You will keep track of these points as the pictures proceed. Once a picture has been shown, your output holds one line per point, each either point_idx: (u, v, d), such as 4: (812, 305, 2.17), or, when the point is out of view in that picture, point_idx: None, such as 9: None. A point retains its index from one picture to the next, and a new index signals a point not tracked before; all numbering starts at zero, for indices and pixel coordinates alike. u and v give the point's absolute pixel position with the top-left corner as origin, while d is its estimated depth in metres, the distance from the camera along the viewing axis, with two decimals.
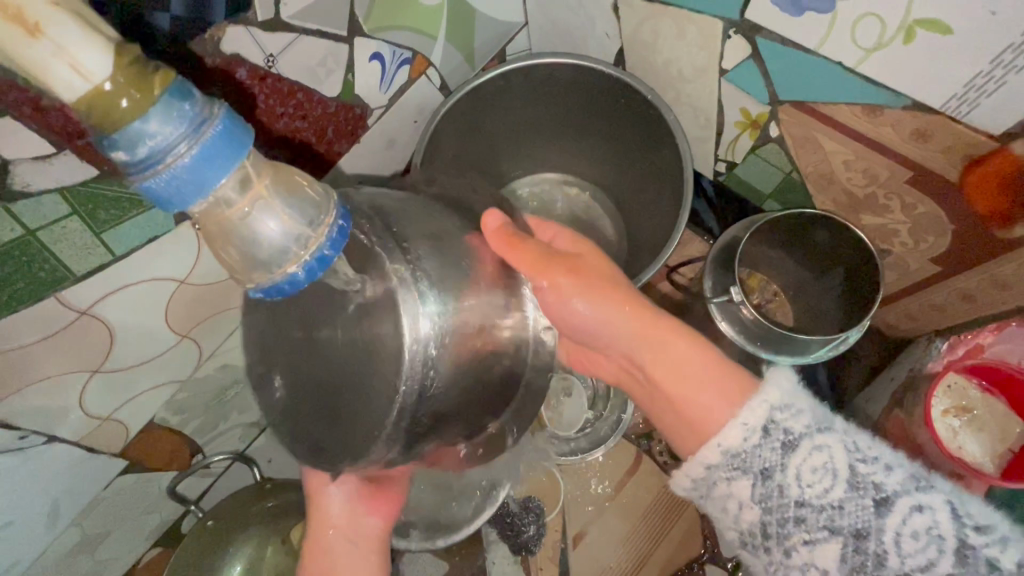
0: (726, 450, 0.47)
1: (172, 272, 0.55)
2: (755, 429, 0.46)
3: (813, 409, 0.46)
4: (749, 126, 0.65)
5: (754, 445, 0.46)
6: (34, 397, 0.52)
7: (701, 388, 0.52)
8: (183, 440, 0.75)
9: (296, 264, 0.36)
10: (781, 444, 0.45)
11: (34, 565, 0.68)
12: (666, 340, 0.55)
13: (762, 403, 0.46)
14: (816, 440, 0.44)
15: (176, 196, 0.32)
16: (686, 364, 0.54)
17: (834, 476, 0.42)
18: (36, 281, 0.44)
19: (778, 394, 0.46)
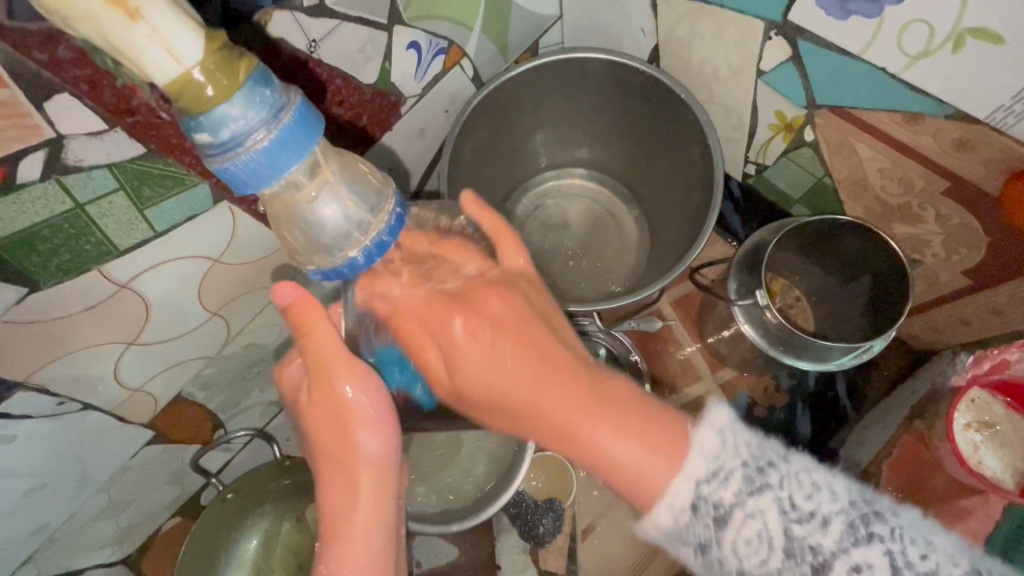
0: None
1: (207, 250, 0.56)
2: (775, 551, 0.40)
3: (744, 464, 0.41)
4: (782, 129, 0.65)
5: (686, 523, 0.42)
6: (73, 366, 0.54)
7: (615, 436, 0.43)
8: (207, 414, 0.77)
9: (355, 248, 0.41)
10: (811, 569, 0.39)
11: (63, 527, 0.71)
12: (589, 413, 0.44)
13: (775, 512, 0.40)
14: (852, 560, 0.38)
15: (253, 177, 0.35)
16: (600, 414, 0.44)
17: (769, 546, 0.40)
18: (81, 254, 0.46)
19: (800, 499, 0.40)
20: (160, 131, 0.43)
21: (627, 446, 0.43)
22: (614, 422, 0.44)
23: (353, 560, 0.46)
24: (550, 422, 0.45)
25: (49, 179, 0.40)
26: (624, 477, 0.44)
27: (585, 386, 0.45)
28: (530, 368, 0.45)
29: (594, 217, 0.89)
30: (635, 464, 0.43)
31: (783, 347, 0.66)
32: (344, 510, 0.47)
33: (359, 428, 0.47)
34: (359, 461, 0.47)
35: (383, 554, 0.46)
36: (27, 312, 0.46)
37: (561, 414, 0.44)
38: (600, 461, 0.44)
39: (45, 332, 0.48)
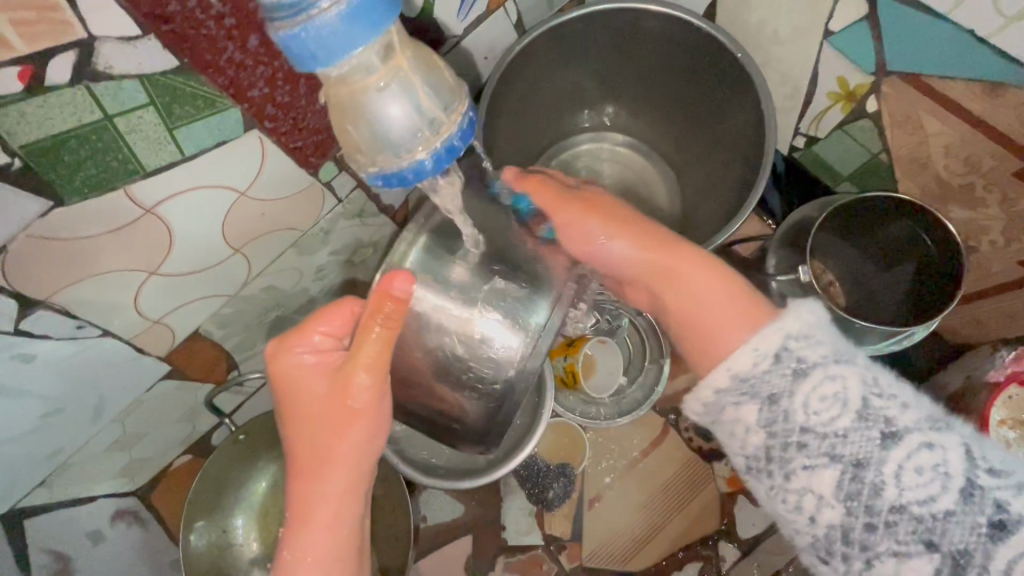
0: (735, 374, 0.46)
1: (234, 182, 0.54)
2: (767, 354, 0.45)
3: (841, 346, 0.45)
4: (842, 98, 0.62)
5: (763, 370, 0.45)
6: (93, 290, 0.52)
7: (728, 330, 0.49)
8: (223, 354, 0.76)
9: (423, 149, 0.41)
10: (880, 434, 0.41)
11: (77, 453, 0.71)
12: (683, 266, 0.54)
13: (778, 333, 0.46)
14: (929, 439, 0.40)
15: (322, 49, 0.35)
16: (713, 299, 0.52)
17: (844, 406, 0.42)
18: (108, 171, 0.44)
19: (862, 383, 0.43)
20: (194, 44, 0.41)
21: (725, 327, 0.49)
22: (708, 276, 0.54)
23: (322, 538, 0.49)
24: (681, 302, 0.54)
25: (77, 85, 0.38)
26: (699, 339, 0.51)
27: (680, 258, 0.55)
28: (655, 240, 0.56)
29: (627, 184, 0.86)
30: (708, 323, 0.51)
31: None
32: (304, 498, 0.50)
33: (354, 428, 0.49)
34: (344, 460, 0.50)
35: (343, 544, 0.50)
36: (50, 228, 0.44)
37: (666, 268, 0.55)
38: (686, 300, 0.54)
39: (67, 251, 0.47)
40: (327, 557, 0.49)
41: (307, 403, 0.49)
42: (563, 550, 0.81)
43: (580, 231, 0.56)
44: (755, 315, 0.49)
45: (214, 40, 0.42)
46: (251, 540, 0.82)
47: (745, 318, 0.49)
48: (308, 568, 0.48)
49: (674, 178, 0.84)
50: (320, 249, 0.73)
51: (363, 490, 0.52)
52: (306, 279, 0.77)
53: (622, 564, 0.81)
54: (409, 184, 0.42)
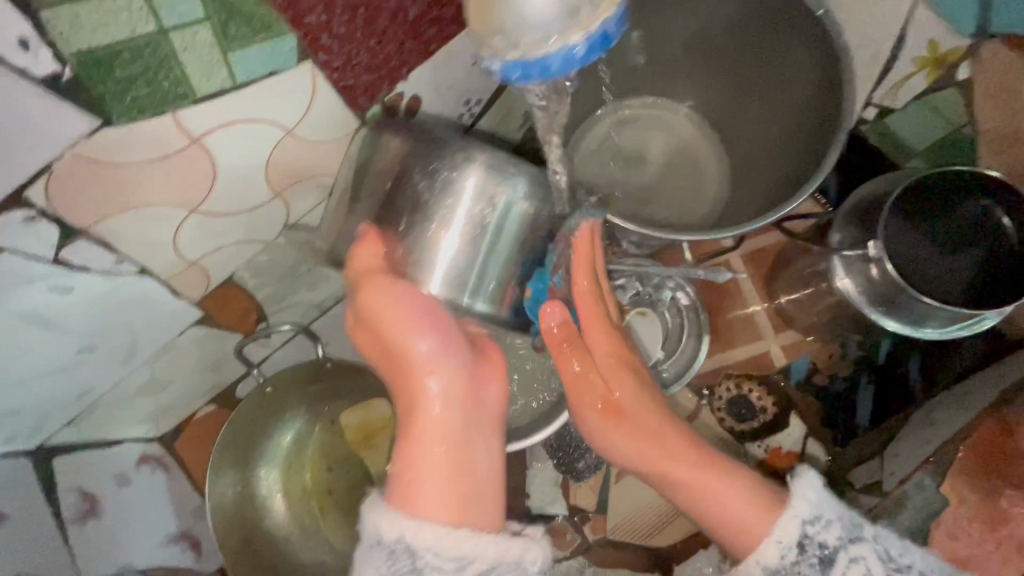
0: (765, 567, 0.52)
1: (282, 119, 0.51)
2: (792, 547, 0.51)
3: (838, 519, 0.52)
4: (931, 63, 0.61)
5: (792, 562, 0.51)
6: (134, 224, 0.50)
7: (720, 508, 0.54)
8: (253, 305, 0.75)
9: (575, 35, 0.42)
10: (817, 560, 0.51)
11: (106, 395, 0.70)
12: (713, 476, 0.55)
13: (793, 520, 0.52)
14: (851, 553, 0.51)
15: None
16: (706, 480, 0.55)
17: (867, 573, 0.50)
18: (158, 92, 0.41)
19: (807, 508, 0.52)
20: None
21: (747, 509, 0.53)
22: (722, 480, 0.55)
23: (427, 463, 0.48)
24: (678, 480, 0.56)
25: None
26: (725, 534, 0.54)
27: (665, 455, 0.56)
28: (661, 443, 0.56)
29: (675, 155, 0.82)
30: (737, 515, 0.53)
31: (885, 307, 0.62)
32: (410, 428, 0.50)
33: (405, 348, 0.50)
34: (424, 382, 0.50)
35: (451, 470, 0.48)
36: (97, 150, 0.42)
37: (679, 476, 0.56)
38: (710, 509, 0.55)
39: (112, 178, 0.45)
40: (436, 476, 0.47)
41: (376, 352, 0.53)
42: (586, 522, 0.80)
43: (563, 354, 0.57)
44: (770, 499, 0.54)
45: None
46: (275, 493, 0.81)
47: (756, 508, 0.53)
48: (422, 496, 0.46)
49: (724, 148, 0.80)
50: None
51: (455, 403, 0.49)
52: None
53: (646, 540, 0.80)
54: (545, 76, 0.43)
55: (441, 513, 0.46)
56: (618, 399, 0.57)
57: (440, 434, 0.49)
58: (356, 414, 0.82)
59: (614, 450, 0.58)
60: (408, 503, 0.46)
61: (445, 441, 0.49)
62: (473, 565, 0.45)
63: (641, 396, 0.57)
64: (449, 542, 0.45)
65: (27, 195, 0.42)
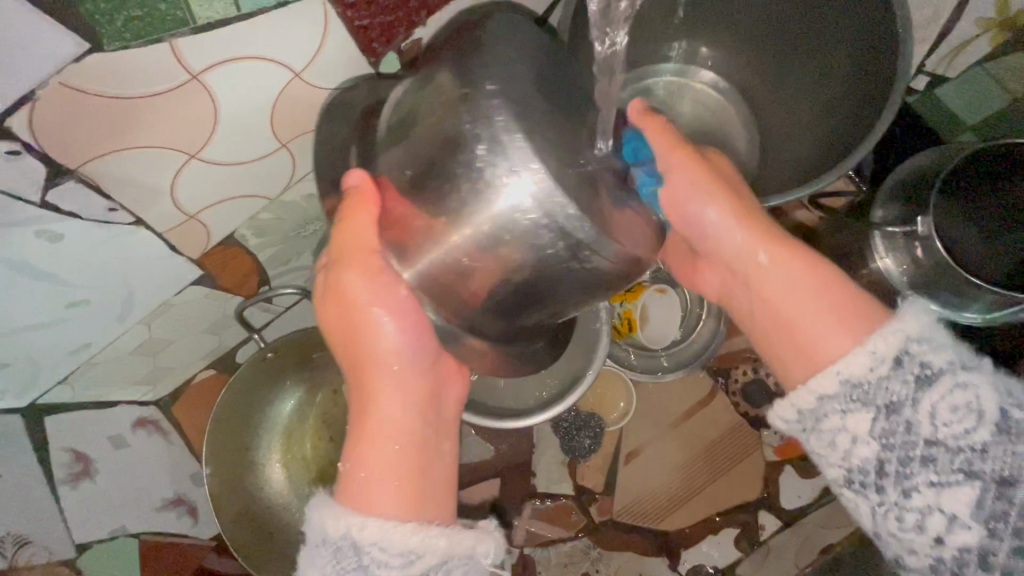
0: (846, 380, 0.43)
1: (291, 59, 0.47)
2: (886, 359, 0.42)
3: (955, 349, 0.42)
4: (996, 26, 0.55)
5: (882, 376, 0.42)
6: (128, 167, 0.47)
7: (821, 324, 0.46)
8: (256, 266, 0.72)
9: None
10: (915, 378, 0.41)
11: (102, 354, 0.67)
12: (828, 291, 0.47)
13: (898, 333, 0.42)
14: (959, 378, 0.41)
15: None
16: (807, 300, 0.47)
17: (979, 418, 0.40)
18: (154, 16, 0.37)
19: (915, 328, 0.43)
20: None
21: (836, 335, 0.45)
22: (818, 296, 0.47)
23: (388, 458, 0.47)
24: (778, 307, 0.49)
25: None
26: (789, 347, 0.48)
27: (794, 247, 0.50)
28: (774, 238, 0.51)
29: (704, 123, 0.77)
30: (817, 333, 0.46)
31: (925, 286, 0.60)
32: (371, 412, 0.49)
33: (371, 339, 0.48)
34: (388, 379, 0.49)
35: (408, 471, 0.47)
36: (85, 79, 0.38)
37: (778, 281, 0.49)
38: (806, 328, 0.47)
39: (103, 111, 0.41)
40: (394, 475, 0.46)
41: (334, 327, 0.50)
42: (593, 503, 0.78)
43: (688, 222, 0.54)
44: (868, 320, 0.45)
45: None
46: (274, 462, 0.80)
47: (860, 323, 0.45)
48: (379, 488, 0.45)
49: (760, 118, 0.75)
50: None
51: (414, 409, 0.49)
52: None
53: (654, 523, 0.78)
54: None
55: (403, 508, 0.45)
56: (708, 196, 0.52)
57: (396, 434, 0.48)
58: None
59: (701, 216, 0.53)
60: (359, 495, 0.45)
61: (403, 442, 0.48)
62: (421, 561, 0.44)
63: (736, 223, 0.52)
64: (400, 537, 0.43)
65: (10, 126, 0.38)
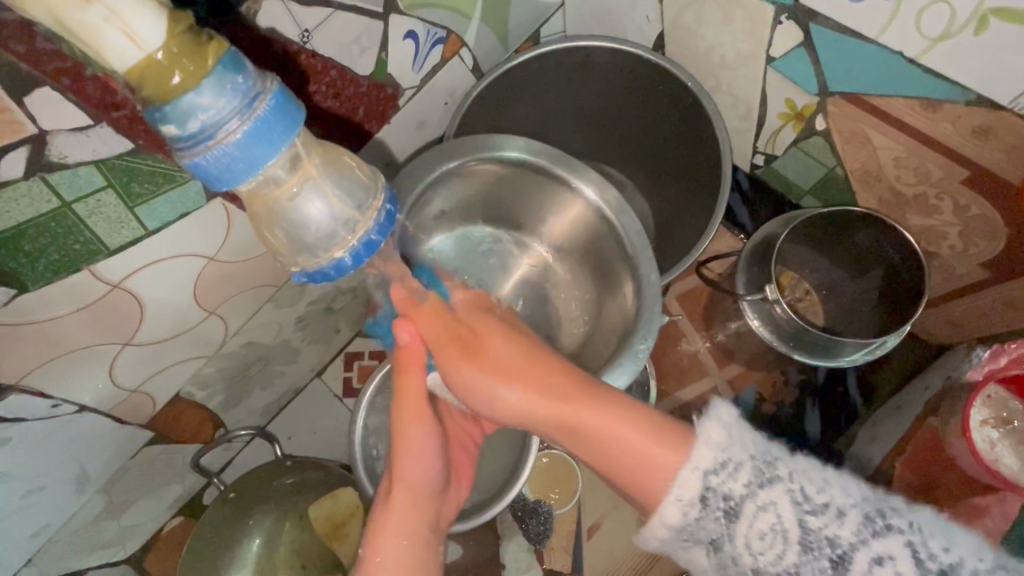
0: (671, 528, 0.42)
1: (202, 249, 0.54)
2: (692, 503, 0.40)
3: (754, 457, 0.40)
4: (793, 118, 0.64)
5: (696, 518, 0.41)
6: (67, 367, 0.53)
7: (619, 430, 0.46)
8: (208, 414, 0.76)
9: (341, 247, 0.39)
10: (723, 513, 0.40)
11: (65, 528, 0.70)
12: (587, 415, 0.47)
13: (694, 472, 0.41)
14: (759, 500, 0.39)
15: (228, 172, 0.33)
16: (609, 423, 0.46)
17: (785, 541, 0.38)
18: (69, 254, 0.44)
19: (708, 454, 0.41)
20: (147, 126, 0.41)
21: (638, 436, 0.45)
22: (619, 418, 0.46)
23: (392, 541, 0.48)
24: (551, 401, 0.49)
25: (33, 177, 0.39)
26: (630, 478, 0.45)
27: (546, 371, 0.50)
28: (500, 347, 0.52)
29: None
30: (640, 460, 0.44)
31: (793, 343, 0.69)
32: (382, 529, 0.49)
33: (410, 462, 0.51)
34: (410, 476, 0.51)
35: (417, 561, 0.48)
36: (15, 313, 0.45)
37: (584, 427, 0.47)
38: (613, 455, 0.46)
39: (34, 333, 0.47)
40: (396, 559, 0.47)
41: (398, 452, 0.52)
42: None
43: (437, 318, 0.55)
44: (678, 434, 0.45)
45: None
46: None
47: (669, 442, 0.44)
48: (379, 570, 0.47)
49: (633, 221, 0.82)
50: (298, 301, 0.74)
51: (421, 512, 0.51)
52: (286, 331, 0.77)
53: None
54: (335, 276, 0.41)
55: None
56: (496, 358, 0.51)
57: (407, 526, 0.49)
58: (325, 504, 0.82)
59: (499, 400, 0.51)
60: None
61: (411, 534, 0.49)
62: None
63: (508, 342, 0.52)
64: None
65: None
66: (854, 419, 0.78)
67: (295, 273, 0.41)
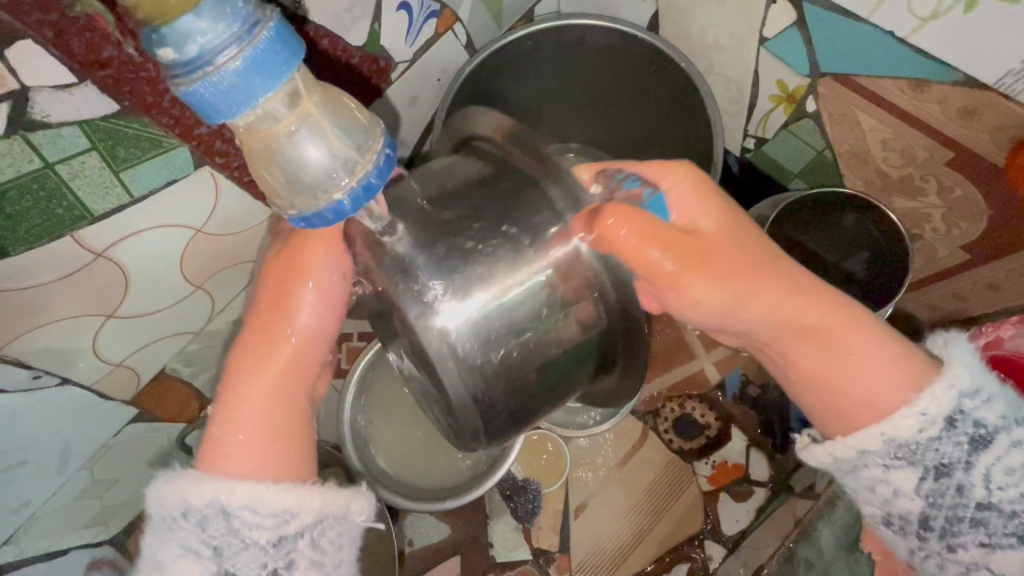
0: (890, 440, 0.43)
1: (189, 220, 0.53)
2: (938, 420, 0.42)
3: (1002, 398, 0.43)
4: (784, 100, 0.65)
5: (932, 436, 0.42)
6: (48, 338, 0.52)
7: (865, 362, 0.45)
8: (193, 392, 0.75)
9: (340, 189, 0.38)
10: (968, 438, 0.42)
11: (44, 507, 0.69)
12: (832, 317, 0.46)
13: (949, 390, 0.43)
14: (1013, 435, 0.42)
15: (224, 101, 0.33)
16: (847, 328, 0.46)
17: None
18: (52, 218, 0.44)
19: (965, 377, 0.43)
20: (135, 86, 0.41)
21: (886, 370, 0.44)
22: (853, 332, 0.46)
23: (249, 428, 0.43)
24: (780, 312, 0.46)
25: (13, 135, 0.38)
26: (847, 403, 0.45)
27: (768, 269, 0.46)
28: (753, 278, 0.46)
29: None
30: (879, 384, 0.44)
31: None
32: (248, 405, 0.44)
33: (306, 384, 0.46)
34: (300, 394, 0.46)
35: (265, 455, 0.43)
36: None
37: (825, 329, 0.46)
38: (849, 368, 0.45)
39: (16, 300, 0.47)
40: (261, 433, 0.43)
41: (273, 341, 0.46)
42: (552, 562, 0.81)
43: (635, 252, 0.44)
44: (917, 356, 0.46)
45: (156, 82, 0.42)
46: None
47: (908, 359, 0.45)
48: (240, 446, 0.42)
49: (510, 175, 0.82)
50: None
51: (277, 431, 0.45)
52: None
53: (613, 572, 0.81)
54: (333, 224, 0.40)
55: (263, 457, 0.42)
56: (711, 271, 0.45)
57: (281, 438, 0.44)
58: None
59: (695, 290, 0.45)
60: (214, 454, 0.42)
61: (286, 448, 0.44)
62: (295, 520, 0.39)
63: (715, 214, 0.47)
64: (270, 497, 0.39)
65: None
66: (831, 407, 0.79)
67: (292, 222, 0.40)
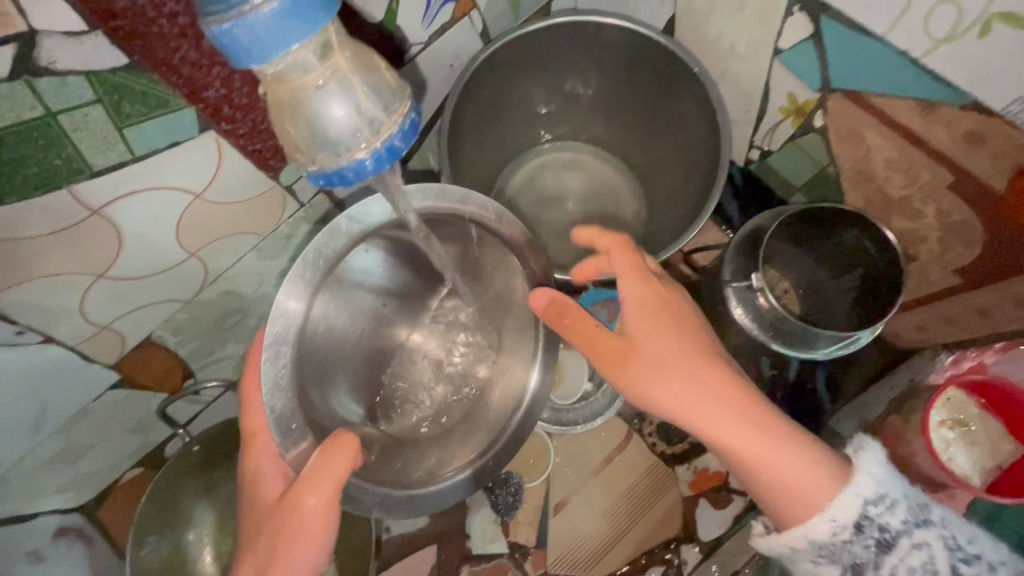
0: (814, 543, 0.52)
1: (189, 185, 0.52)
2: (847, 527, 0.51)
3: (908, 503, 0.51)
4: (792, 113, 0.66)
5: (845, 541, 0.51)
6: (36, 292, 0.51)
7: (775, 460, 0.53)
8: (178, 362, 0.74)
9: (364, 148, 0.39)
10: (875, 543, 0.50)
11: (17, 468, 0.67)
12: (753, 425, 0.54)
13: (856, 500, 0.51)
14: (914, 539, 0.50)
15: (257, 46, 0.33)
16: (781, 443, 0.53)
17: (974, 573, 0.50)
18: (49, 168, 0.43)
19: (870, 485, 0.51)
20: (146, 42, 0.40)
21: (798, 467, 0.53)
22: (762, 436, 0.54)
23: None
24: (695, 406, 0.54)
25: (17, 79, 0.37)
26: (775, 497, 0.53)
27: (700, 361, 0.55)
28: (678, 367, 0.55)
29: (591, 193, 0.87)
30: (799, 480, 0.52)
31: (771, 333, 0.71)
32: None
33: None
34: None
35: None
36: None
37: (753, 434, 0.53)
38: (775, 477, 0.53)
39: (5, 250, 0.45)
40: None
41: None
42: (528, 557, 0.81)
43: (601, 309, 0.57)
44: (825, 455, 0.54)
45: (168, 39, 0.41)
46: None
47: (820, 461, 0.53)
48: None
49: (519, 173, 0.87)
50: (283, 254, 0.72)
51: None
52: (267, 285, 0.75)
53: (588, 571, 0.81)
54: (351, 183, 0.40)
55: None
56: (657, 348, 0.56)
57: None
58: None
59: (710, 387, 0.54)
60: None
61: None
62: None
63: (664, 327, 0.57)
64: None
65: None
66: (816, 417, 0.81)
67: (308, 179, 0.41)
